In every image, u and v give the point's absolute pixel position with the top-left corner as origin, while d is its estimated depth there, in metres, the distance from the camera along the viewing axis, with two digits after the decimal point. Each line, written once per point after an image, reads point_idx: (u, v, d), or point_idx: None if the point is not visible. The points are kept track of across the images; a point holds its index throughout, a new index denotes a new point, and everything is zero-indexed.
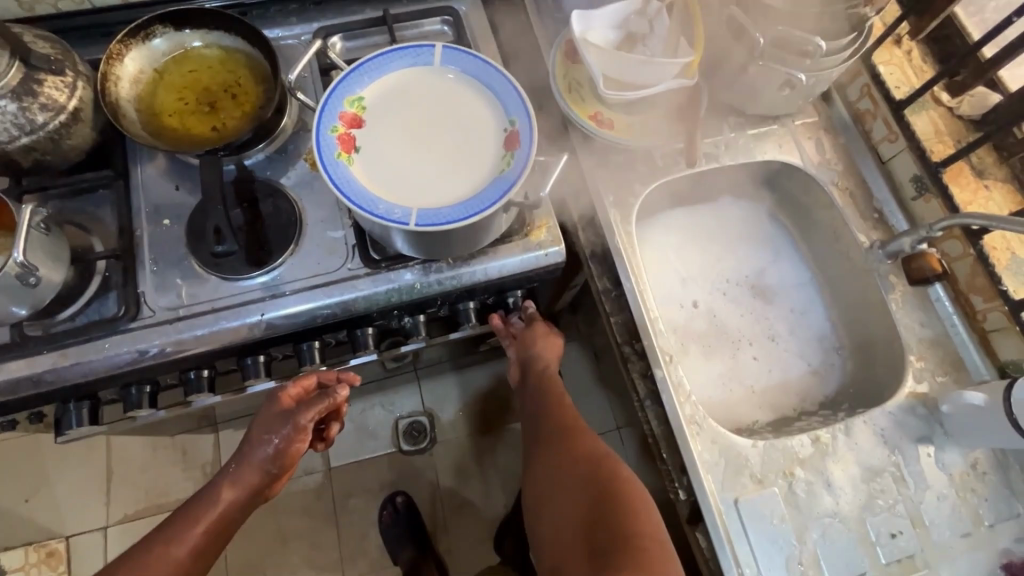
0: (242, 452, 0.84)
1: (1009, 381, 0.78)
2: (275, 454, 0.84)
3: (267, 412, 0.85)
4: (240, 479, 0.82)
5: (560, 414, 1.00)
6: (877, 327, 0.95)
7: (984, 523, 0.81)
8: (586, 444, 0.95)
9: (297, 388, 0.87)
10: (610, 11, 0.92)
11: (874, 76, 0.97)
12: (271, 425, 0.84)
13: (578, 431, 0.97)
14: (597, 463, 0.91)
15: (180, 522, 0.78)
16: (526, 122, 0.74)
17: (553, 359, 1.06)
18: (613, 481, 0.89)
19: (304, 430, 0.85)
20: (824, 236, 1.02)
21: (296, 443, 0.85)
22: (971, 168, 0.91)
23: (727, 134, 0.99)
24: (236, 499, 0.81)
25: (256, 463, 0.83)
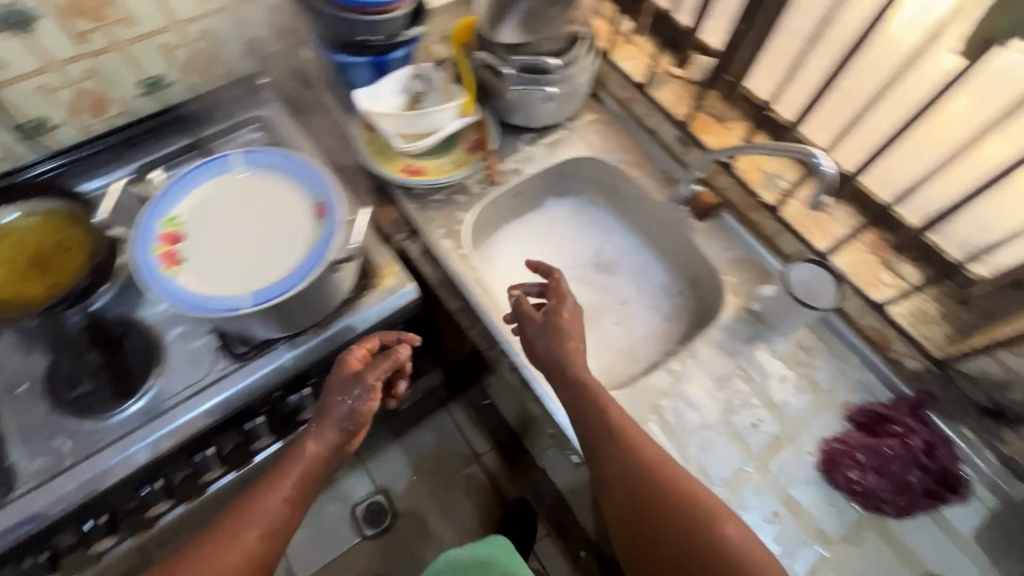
0: (321, 409, 0.87)
1: (784, 271, 0.96)
2: (351, 412, 0.86)
3: (340, 371, 0.88)
4: (322, 435, 0.85)
5: (604, 416, 0.81)
6: (696, 263, 1.12)
7: (823, 388, 0.96)
8: (645, 450, 0.79)
9: (365, 346, 0.91)
10: (389, 83, 1.09)
11: (620, 71, 1.18)
12: (343, 386, 0.87)
13: (633, 439, 0.80)
14: (661, 478, 0.77)
15: (270, 477, 0.83)
16: (328, 190, 0.85)
17: (580, 339, 0.88)
18: (684, 510, 0.74)
19: (375, 389, 0.87)
20: (635, 206, 1.20)
21: (370, 402, 0.86)
22: (712, 118, 1.12)
23: (524, 149, 1.17)
24: (323, 455, 0.85)
25: (334, 419, 0.85)
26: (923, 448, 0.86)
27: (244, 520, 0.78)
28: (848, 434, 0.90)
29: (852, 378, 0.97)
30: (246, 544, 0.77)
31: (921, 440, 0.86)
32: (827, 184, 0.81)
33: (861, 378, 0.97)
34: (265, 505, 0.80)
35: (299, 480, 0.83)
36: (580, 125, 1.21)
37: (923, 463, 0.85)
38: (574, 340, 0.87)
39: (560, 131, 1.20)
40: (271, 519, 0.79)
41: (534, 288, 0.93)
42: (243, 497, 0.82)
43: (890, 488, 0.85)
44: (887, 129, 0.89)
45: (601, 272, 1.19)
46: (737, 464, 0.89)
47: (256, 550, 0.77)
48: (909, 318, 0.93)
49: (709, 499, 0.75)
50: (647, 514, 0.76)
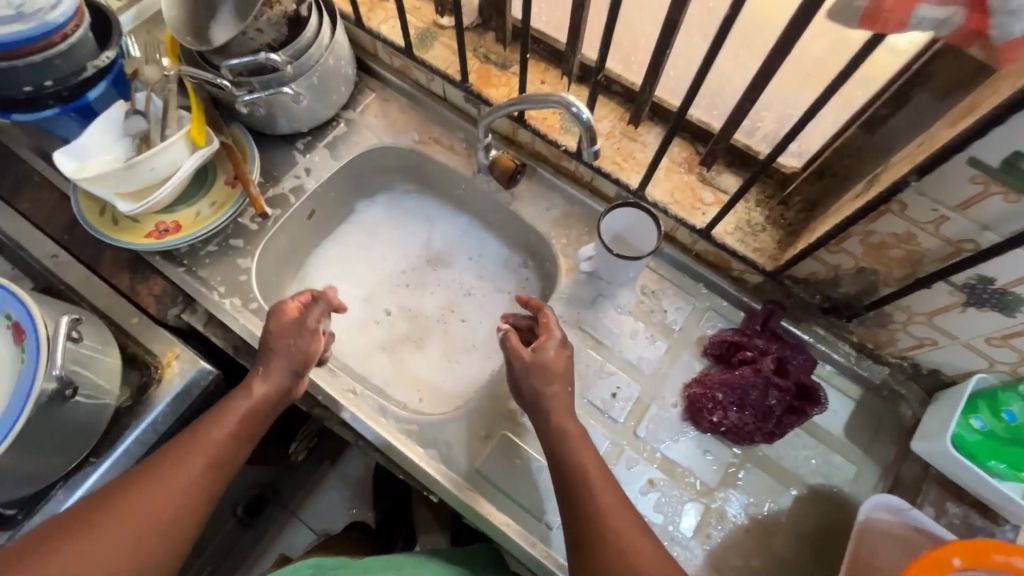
0: (265, 351, 0.78)
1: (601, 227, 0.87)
2: (300, 354, 0.78)
3: (275, 320, 0.79)
4: (270, 375, 0.76)
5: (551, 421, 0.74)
6: (525, 230, 1.01)
7: (675, 330, 0.90)
8: (585, 460, 0.69)
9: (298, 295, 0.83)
10: (98, 132, 0.88)
11: (381, 38, 1.01)
12: (287, 330, 0.78)
13: (577, 453, 0.70)
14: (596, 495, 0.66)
15: (212, 416, 0.71)
16: (15, 304, 0.67)
17: (568, 383, 0.76)
18: (591, 529, 0.63)
19: (318, 335, 0.81)
20: (448, 185, 1.06)
21: (316, 346, 0.80)
22: (494, 66, 0.98)
23: (301, 160, 1.00)
24: (266, 394, 0.75)
25: (280, 361, 0.77)
26: (776, 368, 0.81)
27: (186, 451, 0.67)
28: (707, 374, 0.85)
29: (702, 310, 0.91)
30: (186, 484, 0.65)
31: (771, 361, 0.81)
32: (591, 134, 0.69)
33: (710, 306, 0.91)
34: (206, 438, 0.68)
35: (243, 420, 0.72)
36: (361, 112, 1.04)
37: (778, 384, 0.80)
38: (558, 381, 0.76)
39: (339, 124, 1.03)
40: (210, 458, 0.67)
41: (524, 322, 0.84)
42: (180, 434, 0.70)
43: (755, 419, 0.80)
44: (653, 25, 0.81)
45: (434, 269, 1.07)
46: (604, 445, 0.83)
47: (197, 483, 0.66)
48: (736, 235, 0.87)
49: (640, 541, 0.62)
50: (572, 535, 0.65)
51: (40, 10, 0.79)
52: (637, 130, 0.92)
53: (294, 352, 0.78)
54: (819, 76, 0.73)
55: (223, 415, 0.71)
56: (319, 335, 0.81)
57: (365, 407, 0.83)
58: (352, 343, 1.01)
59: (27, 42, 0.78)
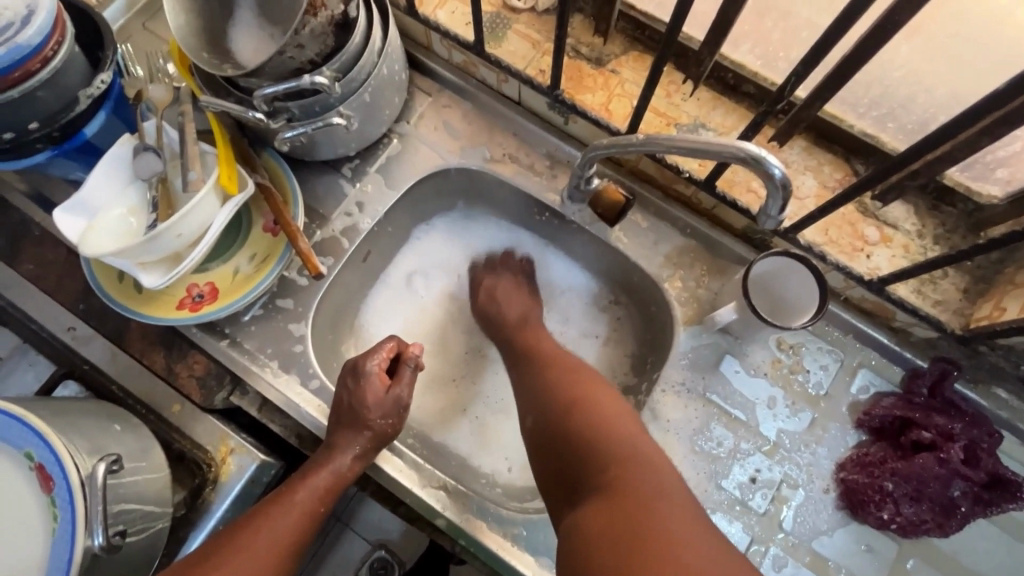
0: (344, 414, 0.69)
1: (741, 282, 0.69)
2: (380, 433, 0.70)
3: (364, 389, 0.70)
4: (346, 454, 0.68)
5: (516, 342, 0.77)
6: (623, 267, 0.83)
7: (822, 397, 0.74)
8: (557, 360, 0.71)
9: (384, 352, 0.73)
10: (103, 181, 0.70)
11: (439, 29, 0.79)
12: (373, 407, 0.69)
13: (550, 356, 0.72)
14: (562, 379, 0.67)
15: (278, 509, 0.63)
16: (41, 445, 0.53)
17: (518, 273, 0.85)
18: (522, 359, 0.74)
19: (400, 407, 0.72)
20: (523, 209, 0.87)
21: (396, 423, 0.72)
22: (587, 63, 0.77)
23: (351, 192, 0.81)
24: (347, 469, 0.68)
25: (359, 438, 0.69)
26: (965, 457, 0.66)
27: (251, 552, 0.59)
28: (867, 454, 0.70)
29: (852, 367, 0.75)
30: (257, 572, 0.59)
31: (959, 449, 0.66)
32: (782, 192, 0.53)
33: (862, 362, 0.75)
34: (268, 542, 0.61)
35: (321, 500, 0.66)
36: (415, 122, 0.84)
37: (966, 474, 0.66)
38: (514, 322, 0.79)
39: (391, 141, 0.83)
40: (285, 540, 0.62)
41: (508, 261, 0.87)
42: (239, 525, 0.61)
43: (933, 514, 0.67)
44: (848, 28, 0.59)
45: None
46: (743, 542, 0.70)
47: None
48: (910, 284, 0.70)
49: (622, 416, 0.61)
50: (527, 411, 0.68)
51: (8, 30, 0.60)
52: (779, 147, 0.72)
53: (383, 428, 0.70)
54: None
55: (301, 491, 0.65)
56: (405, 411, 0.73)
57: (463, 508, 0.70)
58: (423, 407, 0.85)
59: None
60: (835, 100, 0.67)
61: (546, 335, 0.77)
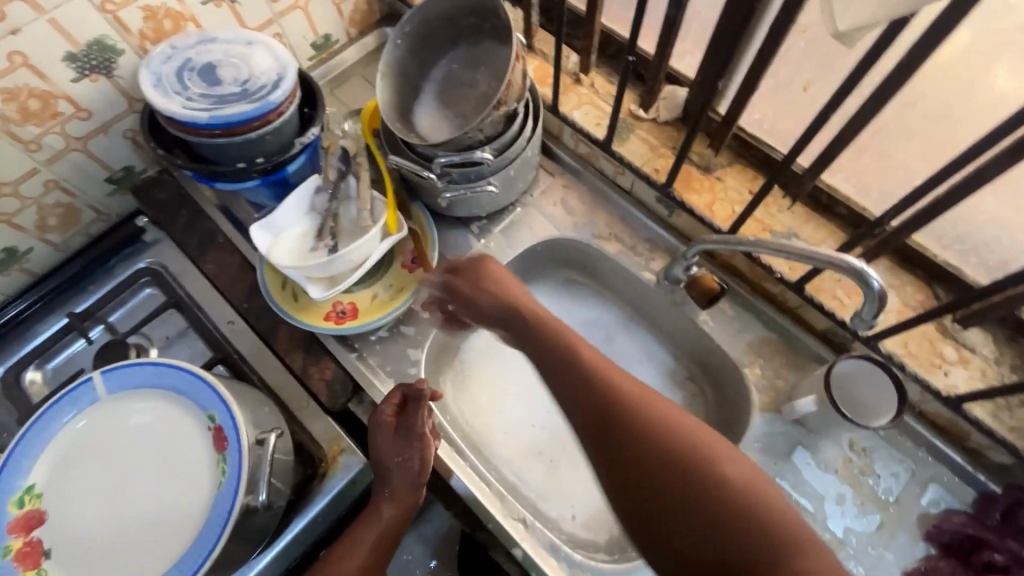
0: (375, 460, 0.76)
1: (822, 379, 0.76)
2: (409, 465, 0.74)
3: (377, 433, 0.76)
4: (389, 492, 0.74)
5: (589, 375, 0.65)
6: (704, 348, 0.91)
7: (890, 502, 0.77)
8: (668, 423, 0.60)
9: (392, 401, 0.78)
10: (289, 207, 0.86)
11: (574, 126, 0.95)
12: (389, 444, 0.75)
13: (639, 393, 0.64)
14: (676, 433, 0.59)
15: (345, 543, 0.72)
16: (224, 411, 0.65)
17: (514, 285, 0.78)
18: (604, 403, 0.63)
19: (424, 436, 0.75)
20: (620, 283, 0.98)
21: (423, 451, 0.74)
22: (697, 168, 0.90)
23: (476, 245, 0.95)
24: (388, 519, 0.72)
25: (392, 473, 0.74)
26: None
27: None
28: (935, 567, 0.72)
29: (923, 480, 0.78)
30: None
31: None
32: (877, 299, 0.62)
33: (933, 476, 0.78)
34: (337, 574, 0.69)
35: (376, 545, 0.71)
36: (538, 196, 0.98)
37: None
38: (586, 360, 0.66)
39: (516, 210, 0.98)
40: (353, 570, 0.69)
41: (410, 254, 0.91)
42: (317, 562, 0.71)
43: None
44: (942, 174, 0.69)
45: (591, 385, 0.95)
46: None
47: None
48: (987, 407, 0.74)
49: (773, 497, 0.55)
50: (638, 479, 0.58)
51: (263, 90, 0.80)
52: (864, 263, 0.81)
53: (404, 464, 0.74)
54: None
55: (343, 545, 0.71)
56: (422, 446, 0.74)
57: (539, 544, 0.76)
58: (503, 447, 0.92)
59: (248, 121, 0.78)
60: (921, 230, 0.76)
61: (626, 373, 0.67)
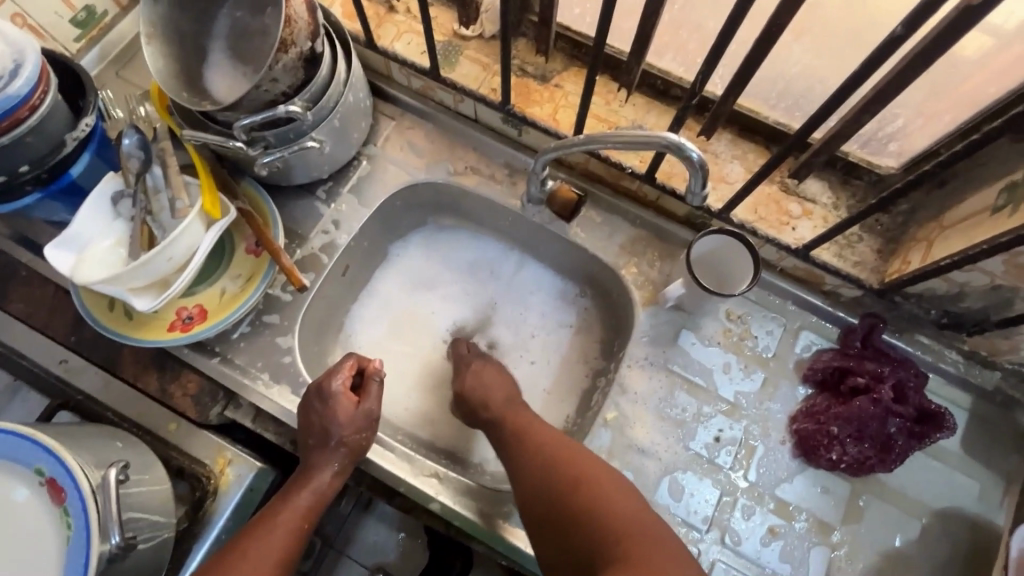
0: (317, 432, 0.73)
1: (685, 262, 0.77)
2: (358, 440, 0.74)
3: (333, 409, 0.73)
4: (333, 463, 0.72)
5: (509, 428, 0.76)
6: (582, 260, 0.91)
7: (770, 358, 0.82)
8: (567, 457, 0.69)
9: (347, 371, 0.76)
10: (87, 217, 0.74)
11: (397, 59, 0.87)
12: (348, 419, 0.73)
13: (531, 433, 0.73)
14: (564, 461, 0.68)
15: (274, 511, 0.68)
16: (50, 459, 0.57)
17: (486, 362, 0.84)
18: (525, 466, 0.70)
19: (375, 419, 0.76)
20: (489, 217, 0.94)
21: (370, 434, 0.75)
22: (533, 80, 0.86)
23: (326, 211, 0.88)
24: (327, 486, 0.72)
25: (337, 447, 0.72)
26: (894, 394, 0.75)
27: (252, 549, 0.63)
28: (814, 404, 0.78)
29: (794, 330, 0.83)
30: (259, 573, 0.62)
31: (888, 388, 0.75)
32: (703, 171, 0.62)
33: (802, 324, 0.83)
34: (270, 541, 0.65)
35: (305, 515, 0.69)
36: (381, 144, 0.91)
37: (899, 411, 0.74)
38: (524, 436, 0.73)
39: (360, 163, 0.90)
40: (282, 543, 0.66)
41: (253, 241, 0.83)
42: (244, 529, 0.66)
43: (875, 451, 0.75)
44: (751, 33, 0.70)
45: (484, 331, 0.94)
46: (713, 495, 0.76)
47: None
48: (832, 249, 0.79)
49: (625, 496, 0.64)
50: (539, 506, 0.67)
51: None
52: (707, 140, 0.82)
53: (357, 442, 0.74)
54: (939, 83, 0.65)
55: (282, 510, 0.68)
56: (376, 425, 0.76)
57: (455, 493, 0.76)
58: (409, 408, 0.90)
59: None
60: (748, 95, 0.78)
61: (530, 413, 0.78)
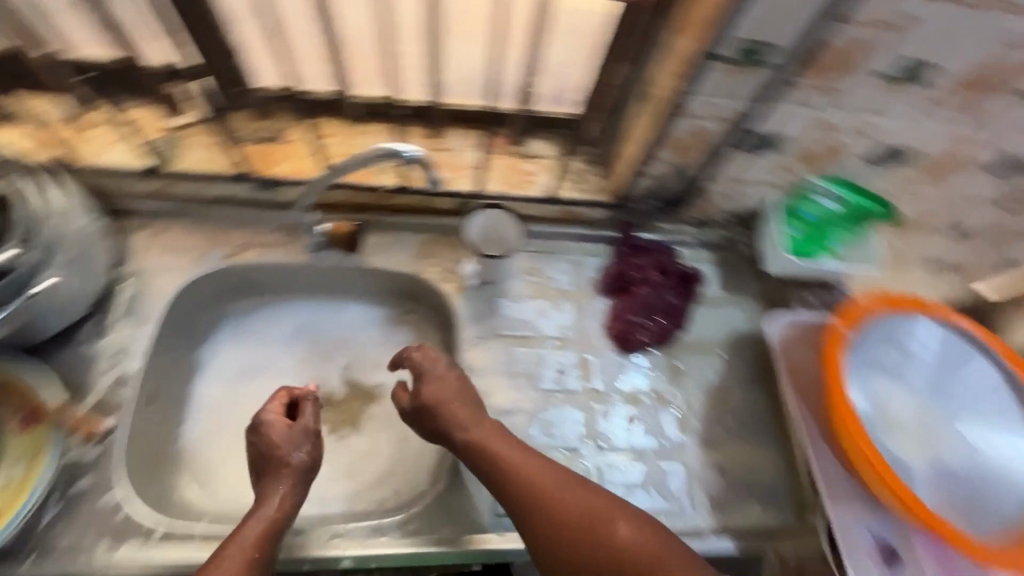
0: (262, 465, 0.73)
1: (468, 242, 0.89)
2: (305, 456, 0.74)
3: (267, 434, 0.74)
4: (284, 482, 0.71)
5: (498, 464, 0.72)
6: (390, 281, 0.96)
7: (571, 288, 0.96)
8: (553, 493, 0.70)
9: (277, 399, 0.78)
10: None
11: (116, 170, 0.84)
12: (289, 438, 0.74)
13: (524, 472, 0.71)
14: (553, 497, 0.70)
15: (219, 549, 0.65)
16: None
17: (449, 373, 0.79)
18: (522, 500, 0.70)
19: (319, 433, 0.77)
20: (287, 280, 0.95)
21: (316, 449, 0.76)
22: (267, 142, 0.89)
23: (105, 346, 0.81)
24: (275, 509, 0.69)
25: (287, 466, 0.72)
26: (660, 274, 0.95)
27: None
28: (615, 308, 0.95)
29: (578, 259, 0.99)
30: None
31: (654, 271, 0.95)
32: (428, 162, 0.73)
33: (584, 254, 0.99)
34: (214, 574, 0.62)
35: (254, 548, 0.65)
36: (141, 258, 0.87)
37: (667, 284, 0.94)
38: (532, 467, 0.72)
39: (125, 285, 0.85)
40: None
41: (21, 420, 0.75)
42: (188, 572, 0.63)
43: (667, 320, 0.94)
44: None
45: (334, 385, 0.94)
46: (577, 415, 0.88)
47: None
48: (573, 188, 0.95)
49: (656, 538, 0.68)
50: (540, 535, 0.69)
51: None
52: (443, 140, 0.91)
53: (299, 458, 0.73)
54: None
55: (228, 543, 0.65)
56: (318, 441, 0.76)
57: (362, 539, 0.76)
58: None
59: None
60: None
61: (506, 432, 0.76)
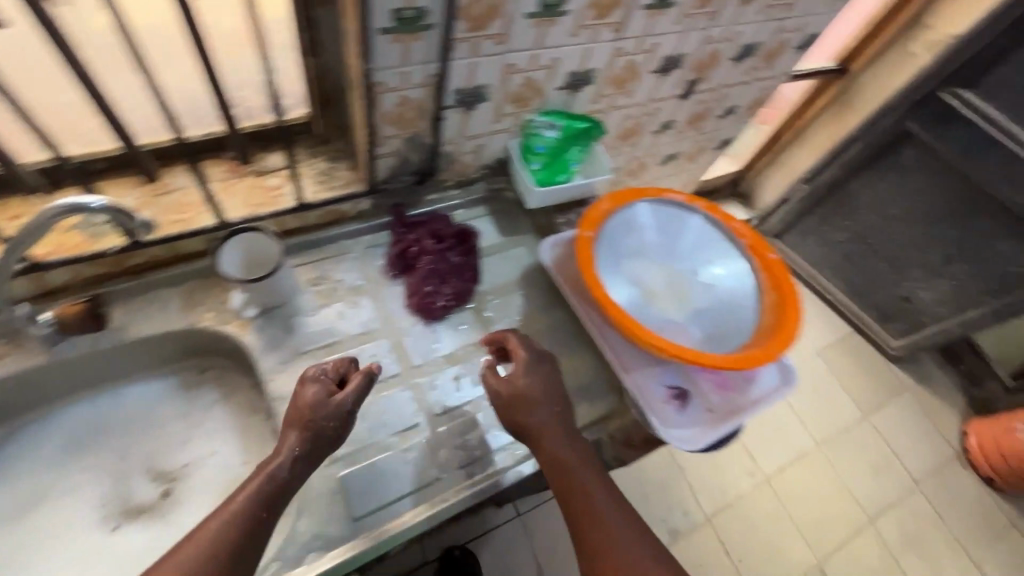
0: (290, 424, 0.72)
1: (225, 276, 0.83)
2: (330, 420, 0.73)
3: (306, 395, 0.74)
4: (292, 442, 0.70)
5: (569, 478, 0.75)
6: (164, 346, 0.88)
7: (360, 283, 0.97)
8: (614, 509, 0.73)
9: (332, 367, 0.78)
10: None
11: None
12: (319, 403, 0.73)
13: (592, 488, 0.74)
14: (602, 518, 0.72)
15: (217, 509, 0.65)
16: None
17: (546, 365, 0.82)
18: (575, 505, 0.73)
19: (348, 407, 0.75)
20: (35, 390, 0.83)
21: (339, 423, 0.74)
22: None
23: None
24: (284, 469, 0.69)
25: (301, 427, 0.71)
26: (435, 240, 0.99)
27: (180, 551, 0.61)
28: (408, 286, 0.97)
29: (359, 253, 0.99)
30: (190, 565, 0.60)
31: (428, 239, 0.99)
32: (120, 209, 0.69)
33: (363, 247, 1.00)
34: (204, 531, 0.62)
35: (250, 508, 0.65)
36: None
37: (444, 246, 0.99)
38: (555, 403, 0.80)
39: None
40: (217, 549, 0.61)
41: None
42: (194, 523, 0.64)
43: (458, 279, 0.99)
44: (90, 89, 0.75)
45: (140, 475, 0.85)
46: (405, 395, 0.90)
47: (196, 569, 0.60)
48: (323, 189, 0.95)
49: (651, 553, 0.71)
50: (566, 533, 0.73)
51: None
52: (161, 183, 0.88)
53: (322, 429, 0.72)
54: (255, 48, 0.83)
55: (239, 492, 0.66)
56: (348, 416, 0.75)
57: None
58: None
59: None
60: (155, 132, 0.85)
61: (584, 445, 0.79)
